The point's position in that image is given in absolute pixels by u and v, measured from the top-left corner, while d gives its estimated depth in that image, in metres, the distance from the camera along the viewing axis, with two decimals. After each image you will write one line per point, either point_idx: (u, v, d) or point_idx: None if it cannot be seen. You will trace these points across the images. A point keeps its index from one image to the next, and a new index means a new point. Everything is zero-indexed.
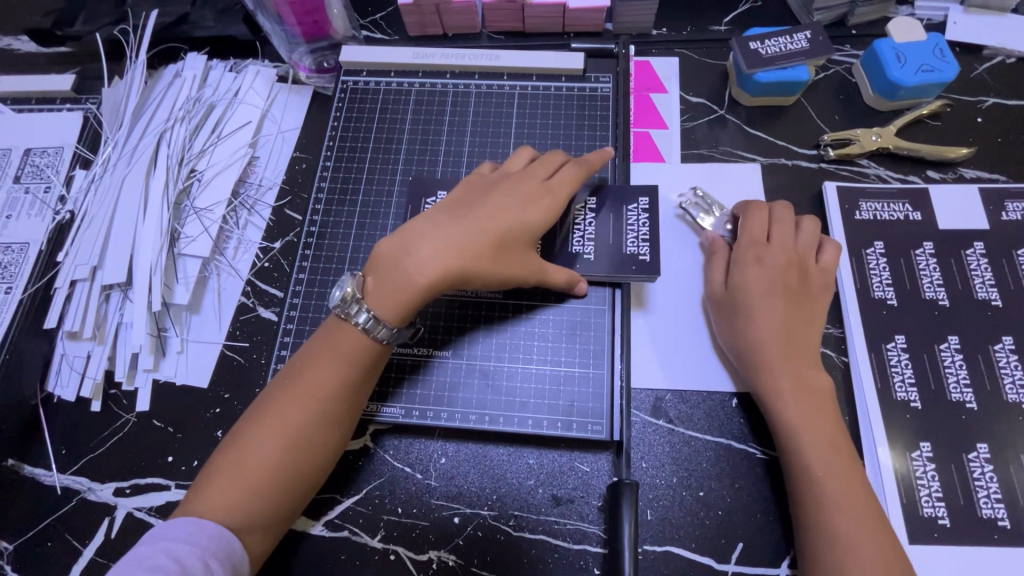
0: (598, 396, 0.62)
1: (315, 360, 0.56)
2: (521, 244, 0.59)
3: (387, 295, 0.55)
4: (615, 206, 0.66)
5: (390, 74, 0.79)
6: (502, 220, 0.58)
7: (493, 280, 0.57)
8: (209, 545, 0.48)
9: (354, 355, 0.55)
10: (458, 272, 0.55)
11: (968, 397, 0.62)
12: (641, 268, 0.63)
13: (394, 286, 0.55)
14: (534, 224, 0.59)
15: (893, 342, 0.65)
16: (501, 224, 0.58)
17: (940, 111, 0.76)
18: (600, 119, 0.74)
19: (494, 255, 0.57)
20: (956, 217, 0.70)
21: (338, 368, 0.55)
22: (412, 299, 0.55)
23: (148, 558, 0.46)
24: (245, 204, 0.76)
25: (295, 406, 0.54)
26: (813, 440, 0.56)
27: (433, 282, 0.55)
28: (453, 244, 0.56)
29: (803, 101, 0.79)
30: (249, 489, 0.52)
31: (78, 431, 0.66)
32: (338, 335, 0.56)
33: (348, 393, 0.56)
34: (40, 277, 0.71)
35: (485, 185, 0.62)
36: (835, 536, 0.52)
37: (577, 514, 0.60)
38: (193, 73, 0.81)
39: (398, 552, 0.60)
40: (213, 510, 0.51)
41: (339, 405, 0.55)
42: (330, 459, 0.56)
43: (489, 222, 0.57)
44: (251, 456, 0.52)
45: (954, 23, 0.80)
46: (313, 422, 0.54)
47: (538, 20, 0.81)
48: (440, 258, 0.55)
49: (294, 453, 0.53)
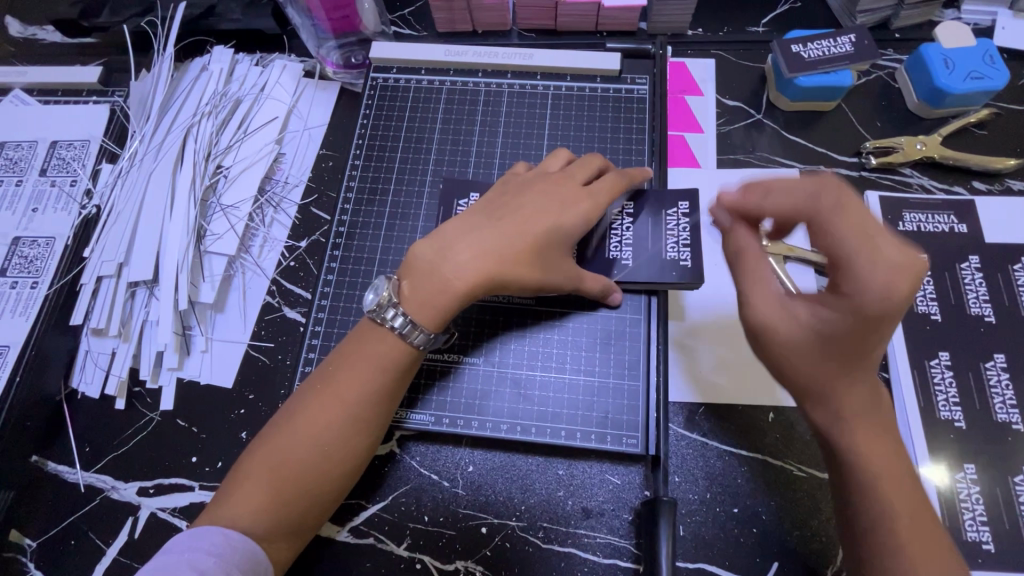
0: (633, 408, 0.61)
1: (346, 362, 0.54)
2: (559, 249, 0.57)
3: (424, 304, 0.54)
4: (653, 211, 0.64)
5: (421, 72, 0.77)
6: (541, 224, 0.56)
7: (528, 284, 0.56)
8: (233, 557, 0.47)
9: (387, 358, 0.54)
10: (494, 277, 0.54)
11: (1014, 418, 0.60)
12: (682, 275, 0.61)
13: (428, 292, 0.54)
14: (573, 230, 0.57)
15: (936, 359, 0.63)
16: (540, 227, 0.56)
17: (987, 119, 0.73)
18: (635, 122, 0.72)
19: (530, 260, 0.55)
20: (1003, 231, 0.68)
21: (370, 370, 0.54)
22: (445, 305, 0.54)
23: (172, 568, 0.45)
24: (272, 202, 0.75)
25: (325, 408, 0.53)
26: (879, 458, 0.45)
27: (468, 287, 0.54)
28: (490, 248, 0.54)
29: (844, 106, 0.76)
30: (275, 492, 0.51)
31: (102, 428, 0.66)
32: (372, 337, 0.55)
33: (376, 399, 0.54)
34: (66, 273, 0.70)
35: (521, 185, 0.60)
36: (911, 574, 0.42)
37: (607, 528, 0.59)
38: (220, 67, 0.79)
39: (424, 561, 0.58)
40: (237, 511, 0.50)
41: (369, 411, 0.54)
42: (358, 466, 0.55)
43: (527, 225, 0.56)
44: (279, 458, 0.51)
45: (1003, 28, 0.78)
46: (342, 427, 0.53)
47: (571, 18, 0.79)
48: (475, 263, 0.54)
49: (321, 459, 0.52)
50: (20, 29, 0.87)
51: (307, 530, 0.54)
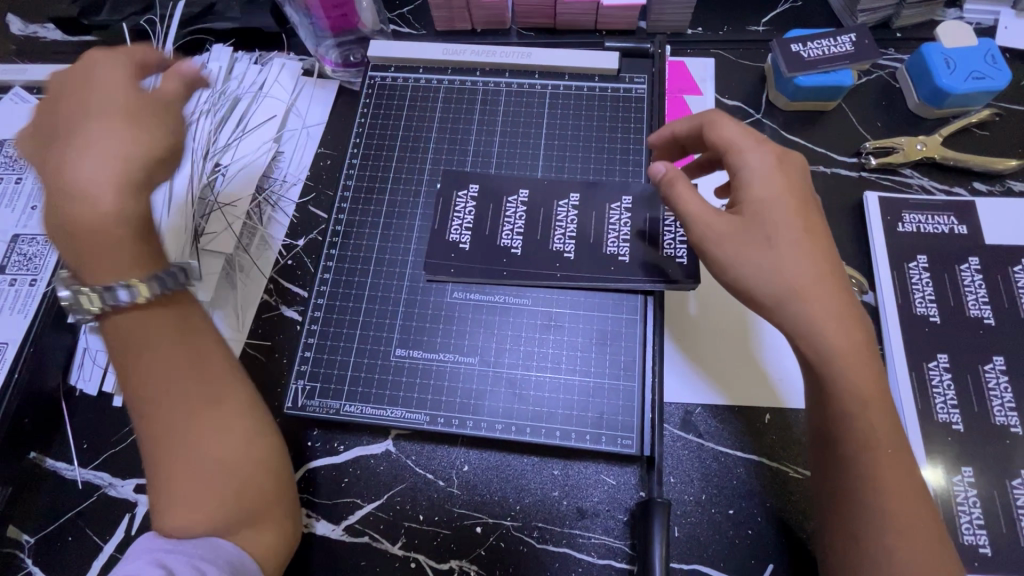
0: (629, 409, 0.60)
1: (139, 373, 0.49)
2: (105, 105, 0.49)
3: (96, 257, 0.47)
4: (651, 207, 0.66)
5: (419, 71, 0.77)
6: (73, 110, 0.50)
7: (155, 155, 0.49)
8: (197, 551, 0.46)
9: (185, 327, 0.51)
10: (85, 168, 0.47)
11: (1013, 421, 0.59)
12: (679, 271, 0.62)
13: (94, 248, 0.47)
14: (124, 82, 0.50)
15: (935, 361, 0.62)
16: (93, 105, 0.49)
17: (989, 120, 0.73)
18: (633, 122, 0.72)
19: (102, 136, 0.48)
20: (1004, 232, 0.67)
21: (155, 358, 0.49)
22: (114, 233, 0.47)
23: (135, 570, 0.44)
24: (269, 201, 0.75)
25: (168, 408, 0.49)
26: (863, 386, 0.47)
27: (88, 197, 0.46)
28: (66, 157, 0.47)
29: (844, 106, 0.76)
30: (207, 500, 0.48)
31: (99, 425, 0.66)
32: (142, 331, 0.49)
33: (202, 368, 0.51)
34: None
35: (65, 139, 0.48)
36: (879, 521, 0.45)
37: (601, 528, 0.58)
38: (219, 65, 0.80)
39: (419, 560, 0.59)
40: (181, 524, 0.47)
41: (200, 386, 0.50)
42: (257, 429, 0.53)
43: (83, 113, 0.49)
44: (178, 471, 0.48)
45: (1005, 28, 0.77)
46: (205, 412, 0.50)
47: (570, 17, 0.79)
48: (65, 180, 0.47)
49: (216, 449, 0.50)
50: (21, 27, 0.87)
51: (280, 511, 0.53)
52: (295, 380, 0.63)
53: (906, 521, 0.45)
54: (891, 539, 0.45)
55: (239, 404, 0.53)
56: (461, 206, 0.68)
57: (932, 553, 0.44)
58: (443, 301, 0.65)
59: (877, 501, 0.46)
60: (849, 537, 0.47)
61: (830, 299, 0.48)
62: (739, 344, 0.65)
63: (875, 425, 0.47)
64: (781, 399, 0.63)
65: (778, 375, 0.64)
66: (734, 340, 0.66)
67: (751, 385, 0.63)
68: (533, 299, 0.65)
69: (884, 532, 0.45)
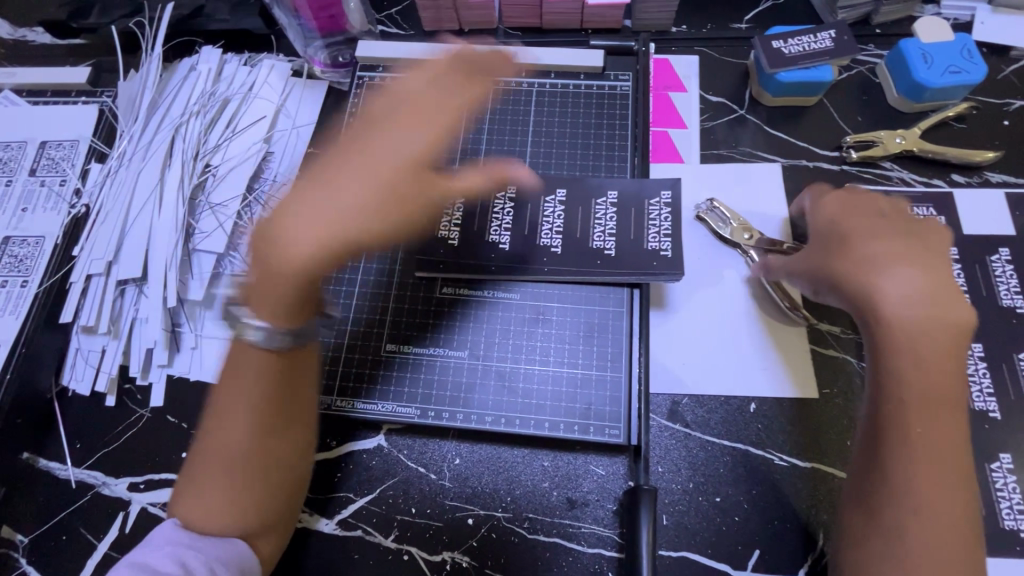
0: (616, 400, 0.62)
1: (229, 386, 0.53)
2: (395, 173, 0.56)
3: (271, 294, 0.52)
4: (636, 201, 0.67)
5: (407, 70, 0.78)
6: (380, 168, 0.56)
7: (369, 238, 0.55)
8: (217, 553, 0.49)
9: (277, 362, 0.53)
10: (301, 229, 0.52)
11: (991, 407, 0.61)
12: (663, 263, 0.63)
13: (266, 280, 0.52)
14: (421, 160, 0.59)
15: (973, 353, 0.63)
16: (384, 165, 0.57)
17: (966, 113, 0.74)
18: (619, 118, 0.73)
19: (335, 203, 0.54)
20: (982, 223, 0.69)
21: (249, 383, 0.52)
22: (292, 276, 0.52)
23: (155, 563, 0.47)
24: (260, 200, 0.75)
25: (231, 422, 0.52)
26: (922, 375, 0.50)
27: (294, 249, 0.52)
28: (297, 203, 0.54)
29: (826, 102, 0.77)
30: (243, 508, 0.51)
31: (92, 425, 0.66)
32: (248, 354, 0.53)
33: (280, 401, 0.53)
34: (56, 270, 0.71)
35: (346, 154, 0.58)
36: (905, 503, 0.47)
37: (591, 518, 0.59)
38: (208, 67, 0.80)
39: (411, 553, 0.59)
40: (209, 523, 0.50)
41: (278, 413, 0.53)
42: (302, 454, 0.56)
43: (352, 158, 0.57)
44: (218, 477, 0.51)
45: (981, 23, 0.79)
46: (264, 434, 0.52)
47: (556, 16, 0.80)
48: (287, 222, 0.53)
49: (263, 467, 0.52)
50: (9, 30, 0.87)
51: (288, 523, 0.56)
52: None
53: (927, 497, 0.47)
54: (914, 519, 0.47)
55: (300, 435, 0.55)
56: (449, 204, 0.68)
57: (945, 530, 0.46)
58: (432, 296, 0.66)
59: (911, 475, 0.47)
60: (869, 514, 0.49)
61: (898, 275, 0.53)
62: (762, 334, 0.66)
63: (919, 401, 0.49)
64: (796, 392, 0.63)
65: (795, 368, 0.64)
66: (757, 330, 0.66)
67: (768, 376, 0.64)
68: (518, 295, 0.66)
69: (904, 510, 0.47)
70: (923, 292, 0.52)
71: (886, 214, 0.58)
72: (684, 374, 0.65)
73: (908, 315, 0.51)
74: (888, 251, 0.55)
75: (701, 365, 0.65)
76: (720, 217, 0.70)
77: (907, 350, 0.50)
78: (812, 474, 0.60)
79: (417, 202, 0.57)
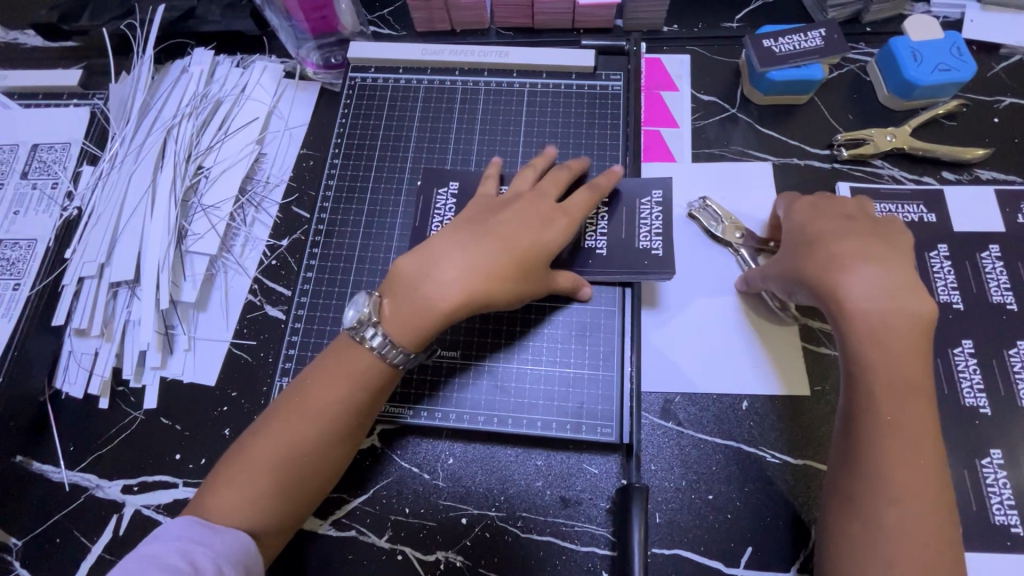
0: (608, 399, 0.62)
1: (317, 384, 0.52)
2: (564, 221, 0.58)
3: (401, 320, 0.52)
4: (626, 202, 0.67)
5: (399, 71, 0.78)
6: (514, 242, 0.55)
7: (489, 293, 0.53)
8: (223, 550, 0.46)
9: (363, 377, 0.52)
10: (455, 281, 0.52)
11: (981, 403, 0.61)
12: (654, 262, 0.63)
13: (407, 309, 0.52)
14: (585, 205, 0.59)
15: (961, 347, 0.63)
16: (521, 246, 0.55)
17: (956, 110, 0.75)
18: (611, 118, 0.74)
19: (462, 258, 0.53)
20: (972, 219, 0.69)
21: (339, 391, 0.52)
22: (427, 317, 0.52)
23: (160, 555, 0.44)
24: (253, 202, 0.75)
25: (298, 422, 0.51)
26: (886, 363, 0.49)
27: (438, 296, 0.52)
28: (437, 253, 0.54)
29: (817, 100, 0.78)
30: (272, 506, 0.50)
31: (85, 427, 0.66)
32: (343, 360, 0.53)
33: (354, 416, 0.52)
34: (48, 274, 0.71)
35: (498, 203, 0.59)
36: (877, 489, 0.47)
37: (584, 516, 0.60)
38: (200, 69, 0.80)
39: (405, 553, 0.59)
40: (231, 515, 0.49)
41: (351, 429, 0.53)
42: (341, 471, 0.55)
43: (489, 237, 0.55)
44: (258, 471, 0.50)
45: (971, 21, 0.79)
46: (324, 445, 0.51)
47: (548, 16, 0.80)
48: (424, 273, 0.53)
49: (312, 471, 0.51)
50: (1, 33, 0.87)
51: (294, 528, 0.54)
52: (278, 378, 0.64)
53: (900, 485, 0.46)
54: (887, 508, 0.46)
55: (351, 452, 0.54)
56: (442, 205, 0.68)
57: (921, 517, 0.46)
58: None
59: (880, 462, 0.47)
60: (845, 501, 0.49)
61: (859, 271, 0.52)
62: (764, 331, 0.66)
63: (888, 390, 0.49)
64: (792, 391, 0.63)
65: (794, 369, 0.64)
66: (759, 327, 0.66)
67: (766, 374, 0.64)
68: None
69: (879, 500, 0.46)
70: (886, 286, 0.51)
71: (852, 216, 0.57)
72: (683, 367, 0.65)
73: (870, 307, 0.50)
74: (853, 248, 0.53)
75: (701, 358, 0.66)
76: (712, 216, 0.71)
77: (873, 342, 0.50)
78: (804, 471, 0.60)
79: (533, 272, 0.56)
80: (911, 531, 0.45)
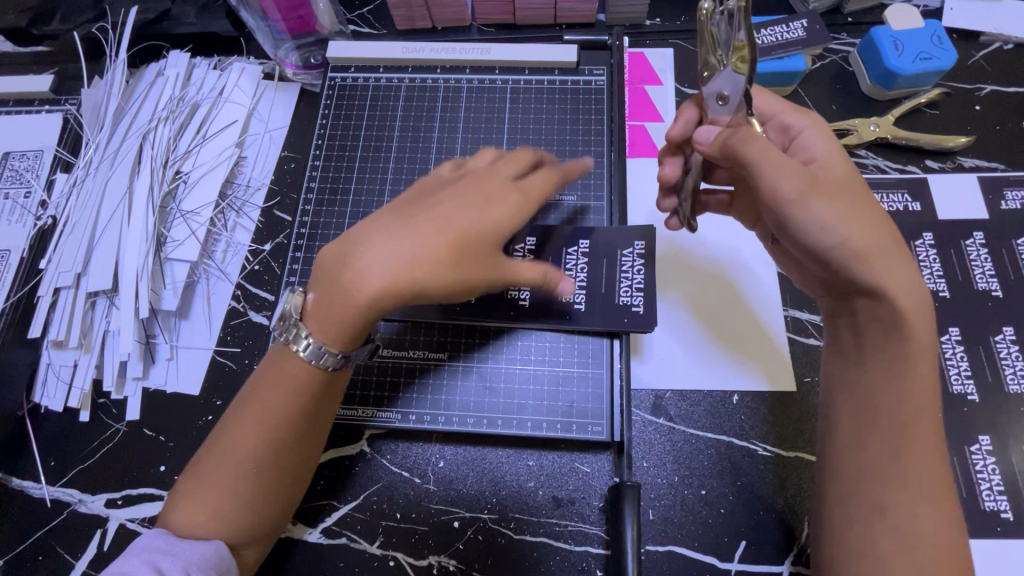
0: (598, 396, 0.61)
1: (262, 390, 0.51)
2: (521, 200, 0.54)
3: (325, 316, 0.50)
4: (608, 251, 0.64)
5: (379, 70, 0.77)
6: (448, 221, 0.50)
7: (414, 278, 0.48)
8: (193, 555, 0.46)
9: (303, 381, 0.51)
10: (379, 264, 0.49)
11: (970, 389, 0.61)
12: (635, 320, 0.61)
13: (329, 301, 0.49)
14: (545, 182, 0.56)
15: (1001, 334, 0.63)
16: (457, 226, 0.50)
17: (939, 99, 0.75)
18: (595, 114, 0.73)
19: (381, 242, 0.50)
20: (956, 208, 0.69)
21: (285, 393, 0.50)
22: (352, 306, 0.49)
23: (129, 569, 0.44)
24: (234, 206, 0.74)
25: (250, 429, 0.50)
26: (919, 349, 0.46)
27: (359, 283, 0.49)
28: (360, 240, 0.51)
29: (801, 91, 0.77)
30: (235, 517, 0.49)
31: (65, 441, 0.65)
32: (285, 365, 0.51)
33: (308, 419, 0.51)
34: (23, 286, 0.70)
35: (443, 184, 0.56)
36: (905, 492, 0.45)
37: (578, 516, 0.59)
38: (176, 72, 0.78)
39: (398, 558, 0.59)
40: (192, 528, 0.48)
41: (302, 432, 0.51)
42: (308, 474, 0.54)
43: (420, 217, 0.51)
44: (215, 481, 0.49)
45: (951, 9, 0.79)
46: (284, 449, 0.50)
47: (529, 12, 0.79)
48: (347, 261, 0.50)
49: (271, 479, 0.50)
50: None
51: (267, 537, 0.53)
52: None
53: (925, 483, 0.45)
54: (919, 505, 0.44)
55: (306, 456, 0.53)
56: None
57: (946, 513, 0.45)
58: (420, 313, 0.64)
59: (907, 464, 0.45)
60: (876, 512, 0.46)
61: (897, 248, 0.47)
62: (739, 328, 0.66)
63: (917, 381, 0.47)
64: (779, 381, 0.63)
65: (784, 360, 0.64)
66: (734, 326, 0.66)
67: (753, 369, 0.64)
68: (514, 298, 0.63)
69: (904, 501, 0.45)
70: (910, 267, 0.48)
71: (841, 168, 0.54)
72: (674, 357, 0.65)
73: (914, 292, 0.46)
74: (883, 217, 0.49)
75: (690, 347, 0.66)
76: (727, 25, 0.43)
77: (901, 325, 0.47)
78: (796, 463, 0.60)
79: (481, 257, 0.50)
80: (937, 525, 0.44)
